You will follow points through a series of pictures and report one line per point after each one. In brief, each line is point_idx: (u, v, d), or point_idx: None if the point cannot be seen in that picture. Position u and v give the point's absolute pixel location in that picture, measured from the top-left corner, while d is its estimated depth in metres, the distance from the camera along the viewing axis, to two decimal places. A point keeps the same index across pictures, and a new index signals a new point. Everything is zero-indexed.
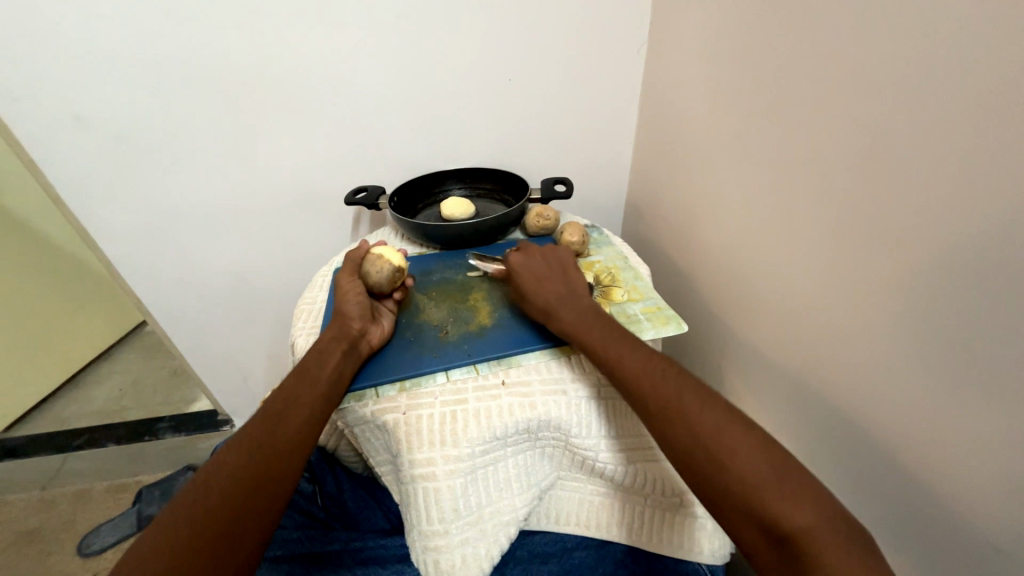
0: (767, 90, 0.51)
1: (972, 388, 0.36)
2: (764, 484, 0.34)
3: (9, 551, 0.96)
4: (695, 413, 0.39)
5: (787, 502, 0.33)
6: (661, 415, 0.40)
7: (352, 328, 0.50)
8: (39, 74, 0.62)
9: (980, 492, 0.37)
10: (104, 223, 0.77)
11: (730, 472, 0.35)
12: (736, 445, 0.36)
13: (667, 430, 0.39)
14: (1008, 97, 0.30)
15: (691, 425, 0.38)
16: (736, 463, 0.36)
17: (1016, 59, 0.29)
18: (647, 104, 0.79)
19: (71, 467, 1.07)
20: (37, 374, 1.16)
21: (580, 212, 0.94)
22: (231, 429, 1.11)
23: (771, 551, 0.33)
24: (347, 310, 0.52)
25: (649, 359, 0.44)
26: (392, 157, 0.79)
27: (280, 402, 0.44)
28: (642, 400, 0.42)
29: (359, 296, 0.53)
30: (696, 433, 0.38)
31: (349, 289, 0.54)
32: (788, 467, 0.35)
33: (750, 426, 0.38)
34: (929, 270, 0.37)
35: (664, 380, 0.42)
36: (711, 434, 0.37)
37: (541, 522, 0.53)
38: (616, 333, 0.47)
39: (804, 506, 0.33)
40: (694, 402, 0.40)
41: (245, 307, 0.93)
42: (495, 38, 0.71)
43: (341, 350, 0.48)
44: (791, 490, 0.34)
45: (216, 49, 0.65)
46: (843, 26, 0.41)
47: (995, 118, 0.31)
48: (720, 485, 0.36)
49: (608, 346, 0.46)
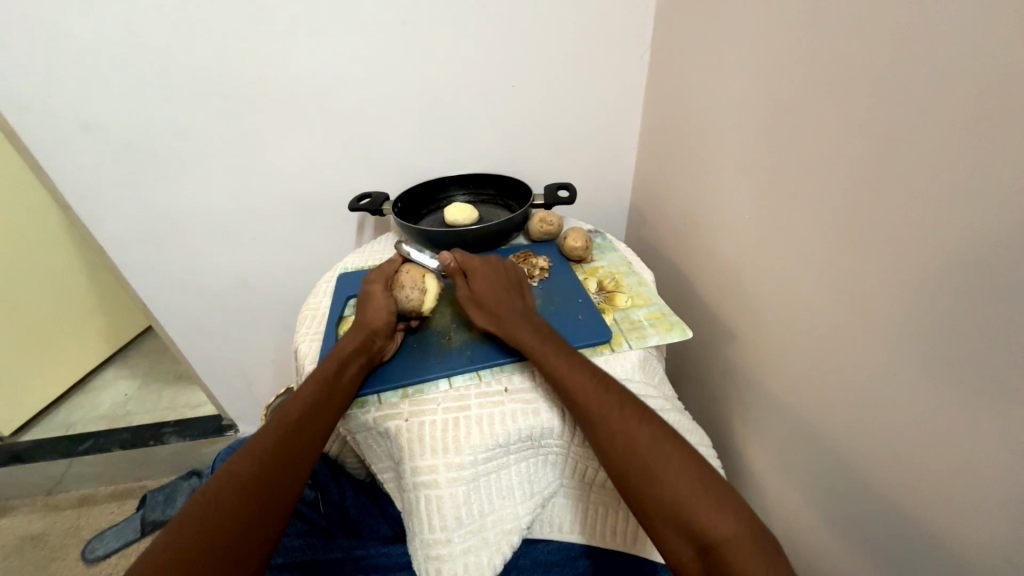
0: (770, 96, 0.51)
1: (976, 396, 0.35)
2: (691, 497, 0.36)
3: (15, 555, 0.96)
4: (632, 426, 0.40)
5: (710, 513, 0.35)
6: (602, 427, 0.41)
7: (376, 343, 0.50)
8: (48, 82, 0.63)
9: (984, 504, 0.36)
10: (111, 228, 0.77)
11: (661, 483, 0.37)
12: (667, 459, 0.38)
13: (606, 442, 0.40)
14: (1008, 102, 0.30)
15: (627, 440, 0.39)
16: (669, 475, 0.37)
17: (1015, 64, 0.29)
18: (650, 109, 0.79)
19: (76, 472, 1.06)
20: (43, 378, 1.17)
21: (583, 217, 0.94)
22: (235, 434, 1.11)
23: (695, 560, 0.35)
24: (374, 322, 0.50)
25: (592, 373, 0.45)
26: (395, 162, 0.80)
27: (289, 412, 0.43)
28: (586, 412, 0.42)
29: (388, 313, 0.51)
30: (633, 447, 0.39)
31: (377, 299, 0.52)
32: (714, 481, 0.37)
33: (682, 441, 0.39)
34: (933, 277, 0.37)
35: (606, 393, 0.43)
36: (646, 449, 0.39)
37: (545, 531, 0.52)
38: (565, 344, 0.47)
39: (727, 517, 0.34)
40: (632, 415, 0.41)
41: (250, 311, 0.93)
42: (499, 43, 0.71)
43: (359, 363, 0.48)
44: (715, 500, 0.35)
45: (220, 55, 0.65)
46: (844, 31, 0.41)
47: (995, 123, 0.31)
48: (652, 498, 0.37)
49: (554, 356, 0.46)
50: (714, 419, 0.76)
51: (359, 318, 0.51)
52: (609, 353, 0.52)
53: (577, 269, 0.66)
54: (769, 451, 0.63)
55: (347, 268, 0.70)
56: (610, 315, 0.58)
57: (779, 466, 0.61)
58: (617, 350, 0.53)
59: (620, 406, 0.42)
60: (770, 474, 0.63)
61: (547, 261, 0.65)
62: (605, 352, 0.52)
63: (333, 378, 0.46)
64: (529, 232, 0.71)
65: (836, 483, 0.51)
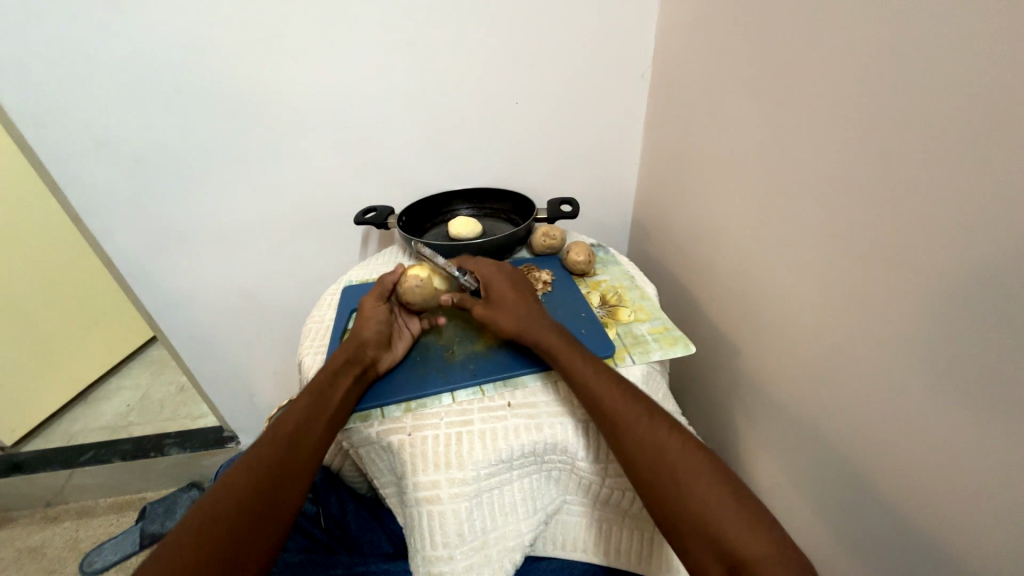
0: (773, 112, 0.52)
1: (981, 415, 0.35)
2: (721, 512, 0.36)
3: (11, 568, 0.95)
4: (665, 439, 0.40)
5: (744, 531, 0.34)
6: (631, 434, 0.41)
7: (367, 354, 0.50)
8: (64, 102, 0.65)
9: (992, 523, 0.35)
10: (118, 241, 0.78)
11: (693, 499, 0.37)
12: (697, 476, 0.38)
13: (636, 452, 0.40)
14: (1004, 125, 0.31)
15: (660, 449, 0.40)
16: (699, 490, 0.37)
17: (1009, 89, 0.30)
18: (651, 126, 0.80)
19: (76, 484, 1.05)
20: (48, 388, 1.17)
21: (586, 231, 0.95)
22: (236, 446, 1.10)
23: None
24: (364, 333, 0.51)
25: (622, 384, 0.45)
26: (400, 178, 0.81)
27: (289, 425, 0.43)
28: (614, 420, 0.42)
29: (378, 323, 0.52)
30: (665, 457, 0.39)
31: (369, 312, 0.53)
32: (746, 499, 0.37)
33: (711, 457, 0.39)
34: (936, 292, 0.37)
35: (637, 404, 0.43)
36: (677, 461, 0.39)
37: (547, 548, 0.51)
38: (593, 357, 0.47)
39: (760, 537, 0.34)
40: (663, 428, 0.41)
41: (254, 323, 0.93)
42: (502, 63, 0.73)
43: (352, 374, 0.48)
44: (748, 518, 0.35)
45: (231, 75, 0.67)
46: (845, 54, 0.42)
47: (992, 145, 0.32)
48: (681, 510, 0.37)
49: (588, 368, 0.46)
50: (717, 434, 0.75)
51: (351, 333, 0.52)
52: (612, 367, 0.52)
53: (580, 283, 0.66)
54: (774, 468, 0.62)
55: (352, 281, 0.70)
56: (614, 328, 0.58)
57: (784, 483, 0.60)
58: (621, 364, 0.53)
59: (649, 415, 0.42)
60: (775, 491, 0.63)
61: (550, 274, 0.65)
62: (608, 366, 0.53)
63: (323, 391, 0.46)
64: (532, 246, 0.72)
65: (843, 500, 0.51)
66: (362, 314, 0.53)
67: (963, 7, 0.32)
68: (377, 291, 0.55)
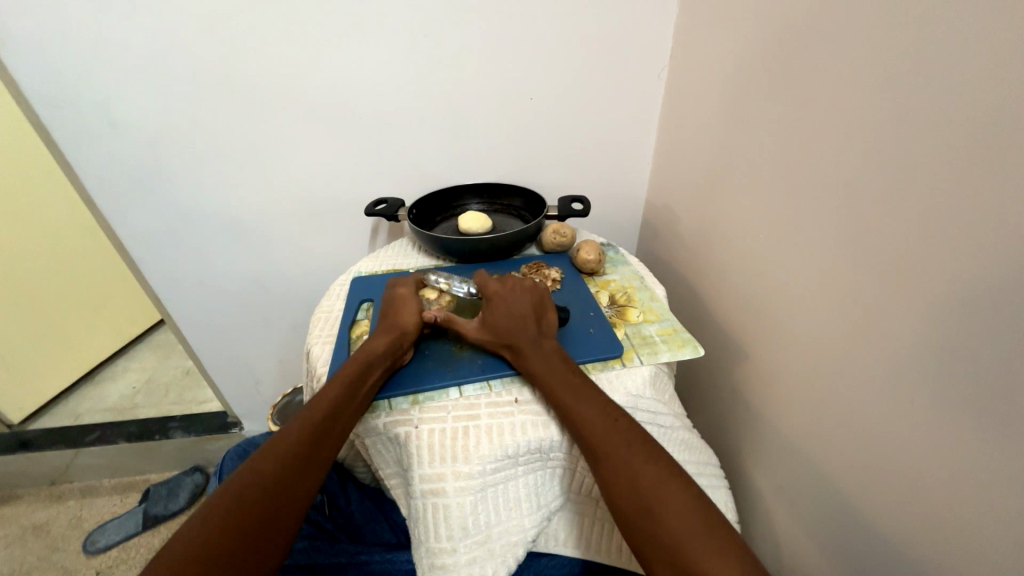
0: (789, 113, 0.51)
1: (980, 428, 0.35)
2: (691, 539, 0.35)
3: (16, 545, 0.97)
4: (638, 463, 0.40)
5: (712, 558, 0.34)
6: (603, 463, 0.41)
7: (405, 343, 0.51)
8: (81, 84, 0.66)
9: (989, 537, 0.36)
10: (130, 224, 0.79)
11: (663, 525, 0.36)
12: (671, 500, 0.37)
13: (609, 476, 0.40)
14: (1009, 138, 0.31)
15: (629, 478, 0.39)
16: (666, 519, 0.36)
17: (1014, 105, 0.31)
18: (665, 125, 0.80)
19: (82, 463, 1.07)
20: (54, 367, 1.18)
21: (595, 230, 0.95)
22: (240, 432, 1.11)
23: None
24: (404, 321, 0.52)
25: (602, 407, 0.44)
26: (412, 169, 0.81)
27: (320, 412, 0.44)
28: (590, 447, 0.42)
29: (419, 316, 0.54)
30: (634, 486, 0.39)
31: (403, 301, 0.55)
32: (715, 524, 0.36)
33: (685, 480, 0.39)
34: (945, 305, 0.37)
35: (611, 427, 0.42)
36: (647, 490, 0.38)
37: (549, 544, 0.50)
38: (575, 377, 0.47)
39: (726, 561, 0.34)
40: (641, 454, 0.40)
41: (261, 311, 0.94)
42: (518, 54, 0.72)
43: (386, 365, 0.49)
44: (716, 544, 0.35)
45: (251, 61, 0.67)
46: (857, 62, 0.42)
47: (996, 159, 0.32)
48: (654, 538, 0.36)
49: (565, 391, 0.45)
50: (719, 437, 0.75)
51: (386, 321, 0.53)
52: (620, 367, 0.52)
53: (589, 282, 0.66)
54: (771, 471, 0.62)
55: (361, 272, 0.70)
56: (621, 329, 0.58)
57: (783, 489, 0.60)
58: (628, 364, 0.53)
59: (625, 442, 0.41)
60: (773, 495, 0.63)
61: (559, 273, 0.65)
62: (616, 366, 0.52)
63: (355, 381, 0.47)
64: (542, 242, 0.72)
65: (841, 509, 0.51)
66: (399, 303, 0.55)
67: (974, 22, 0.32)
68: (409, 284, 0.58)
